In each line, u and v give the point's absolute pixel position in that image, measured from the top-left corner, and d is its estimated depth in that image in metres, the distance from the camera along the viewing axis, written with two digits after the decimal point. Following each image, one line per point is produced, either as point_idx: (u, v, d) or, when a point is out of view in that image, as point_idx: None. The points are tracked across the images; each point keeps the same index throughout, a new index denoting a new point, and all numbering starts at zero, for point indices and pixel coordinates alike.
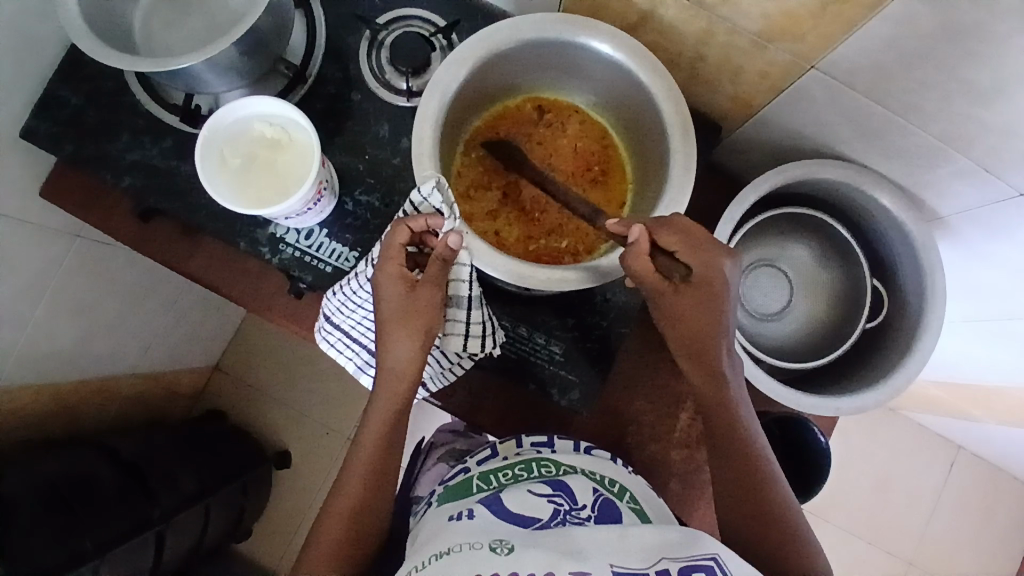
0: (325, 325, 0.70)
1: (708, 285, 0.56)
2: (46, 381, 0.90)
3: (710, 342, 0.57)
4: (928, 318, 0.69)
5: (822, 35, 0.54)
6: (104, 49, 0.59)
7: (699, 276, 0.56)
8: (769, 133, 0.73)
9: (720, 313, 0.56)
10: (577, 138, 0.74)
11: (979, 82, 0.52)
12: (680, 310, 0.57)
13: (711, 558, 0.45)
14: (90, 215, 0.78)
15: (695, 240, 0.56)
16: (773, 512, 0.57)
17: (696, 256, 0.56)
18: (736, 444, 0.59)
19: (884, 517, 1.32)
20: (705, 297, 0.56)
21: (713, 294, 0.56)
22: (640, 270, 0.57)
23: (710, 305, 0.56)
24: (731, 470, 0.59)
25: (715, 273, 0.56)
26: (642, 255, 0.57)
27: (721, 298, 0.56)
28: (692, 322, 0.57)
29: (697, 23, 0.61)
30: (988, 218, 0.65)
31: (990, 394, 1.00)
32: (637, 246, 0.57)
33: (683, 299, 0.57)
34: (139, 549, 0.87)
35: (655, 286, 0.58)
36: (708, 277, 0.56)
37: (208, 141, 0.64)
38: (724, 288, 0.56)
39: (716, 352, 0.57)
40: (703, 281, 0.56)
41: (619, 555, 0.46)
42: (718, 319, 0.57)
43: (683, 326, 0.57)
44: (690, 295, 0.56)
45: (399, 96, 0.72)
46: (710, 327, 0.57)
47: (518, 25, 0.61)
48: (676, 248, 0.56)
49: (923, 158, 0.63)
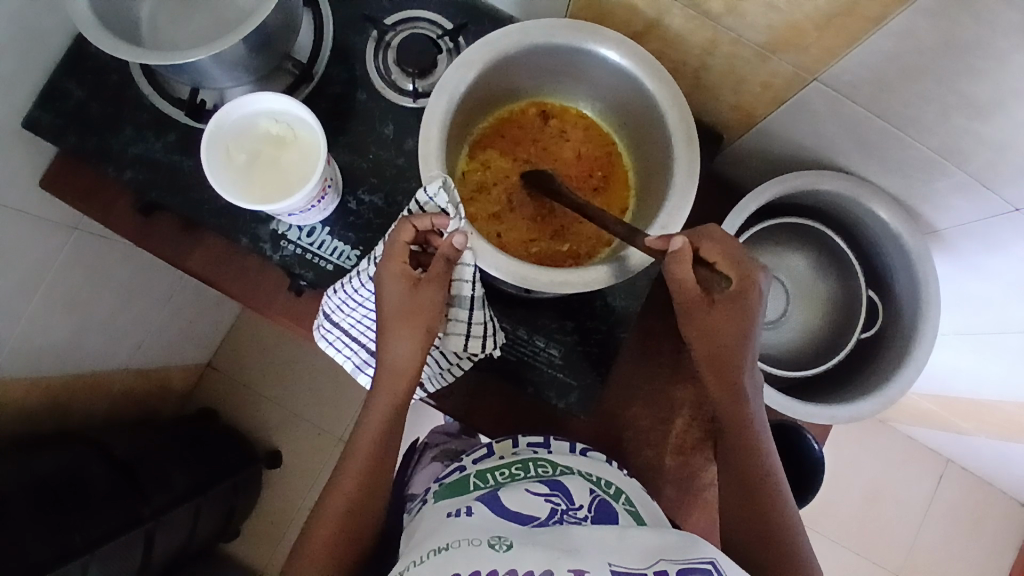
0: (324, 323, 0.70)
1: (744, 297, 0.58)
2: (40, 375, 0.89)
3: (735, 354, 0.59)
4: (922, 329, 0.70)
5: (824, 48, 0.56)
6: (112, 40, 0.59)
7: (736, 288, 0.58)
8: (769, 144, 0.74)
9: (749, 325, 0.59)
10: (581, 144, 0.74)
11: (976, 98, 0.53)
12: (712, 321, 0.59)
13: (708, 561, 0.46)
14: (90, 206, 0.77)
15: (735, 253, 0.58)
16: (774, 530, 0.57)
17: (734, 268, 0.58)
18: (745, 457, 0.60)
19: (873, 527, 1.33)
20: (737, 308, 0.58)
21: (747, 306, 0.58)
22: (683, 278, 0.58)
23: (740, 318, 0.58)
24: (736, 485, 0.60)
25: (751, 284, 0.58)
26: (685, 262, 0.57)
27: (752, 311, 0.59)
28: (722, 333, 0.59)
29: (703, 33, 0.62)
30: (982, 232, 0.67)
31: (980, 407, 1.02)
32: (680, 254, 0.57)
33: (716, 309, 0.59)
34: (128, 548, 0.86)
35: (690, 296, 0.59)
36: (745, 291, 0.58)
37: (214, 136, 0.64)
38: (757, 300, 0.59)
39: (737, 364, 0.59)
40: (740, 293, 0.58)
41: (617, 555, 0.46)
42: (747, 331, 0.59)
43: (712, 337, 0.59)
44: (726, 307, 0.58)
45: (404, 97, 0.73)
46: (738, 338, 0.59)
47: (526, 29, 0.62)
48: (717, 260, 0.58)
49: (921, 172, 0.64)
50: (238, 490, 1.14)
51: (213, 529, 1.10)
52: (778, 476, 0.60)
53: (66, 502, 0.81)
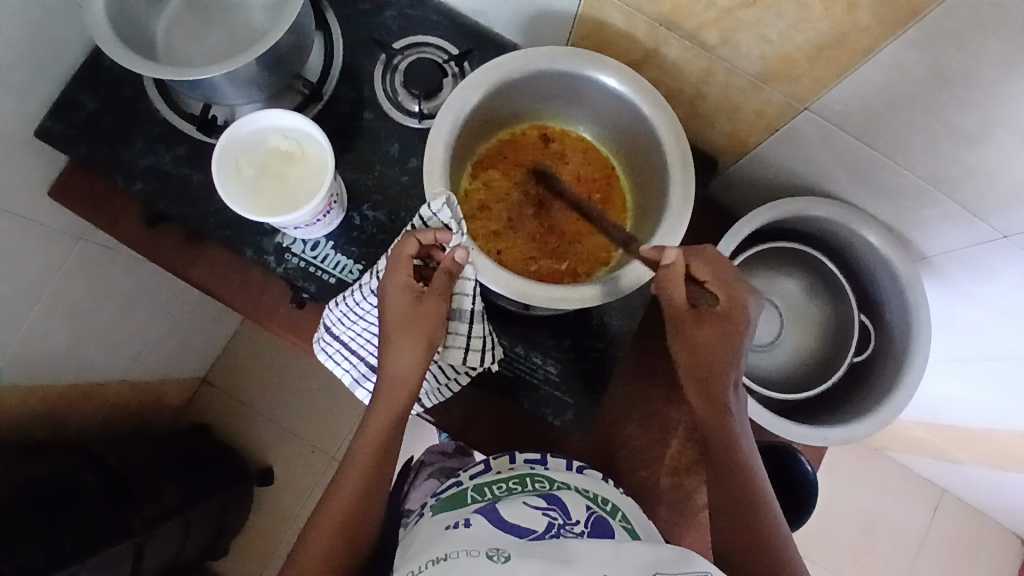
0: (324, 336, 0.71)
1: (731, 318, 0.59)
2: (38, 383, 0.89)
3: (719, 371, 0.60)
4: (913, 354, 0.71)
5: (815, 78, 0.59)
6: (130, 55, 0.61)
7: (725, 309, 0.59)
8: (763, 171, 0.76)
9: (736, 345, 0.60)
10: (581, 167, 0.76)
11: (960, 129, 0.55)
12: (698, 336, 0.60)
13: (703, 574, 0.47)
14: (98, 215, 0.79)
15: (727, 274, 0.59)
16: (765, 540, 0.57)
17: (722, 287, 0.59)
18: (733, 468, 0.60)
19: (868, 558, 1.32)
20: (726, 328, 0.59)
21: (734, 326, 0.59)
22: (672, 291, 0.59)
23: (727, 337, 0.60)
24: (724, 493, 0.60)
25: (740, 307, 0.59)
26: (676, 277, 0.59)
27: (739, 331, 0.60)
28: (711, 351, 0.60)
29: (699, 63, 0.65)
30: (970, 258, 0.68)
31: (973, 435, 1.02)
32: (671, 268, 0.58)
33: (705, 326, 0.60)
34: (118, 559, 0.85)
35: (680, 310, 0.60)
36: (733, 311, 0.59)
37: (225, 150, 0.66)
38: (745, 322, 0.60)
39: (722, 382, 0.60)
40: (727, 314, 0.59)
41: (613, 566, 0.47)
42: (733, 351, 0.60)
43: (701, 352, 0.60)
44: (712, 324, 0.60)
45: (410, 117, 0.75)
46: (727, 358, 0.60)
47: (530, 55, 0.64)
48: (708, 279, 0.59)
49: (910, 199, 0.67)
50: (230, 505, 1.13)
51: (202, 545, 1.08)
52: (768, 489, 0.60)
53: (57, 510, 0.81)
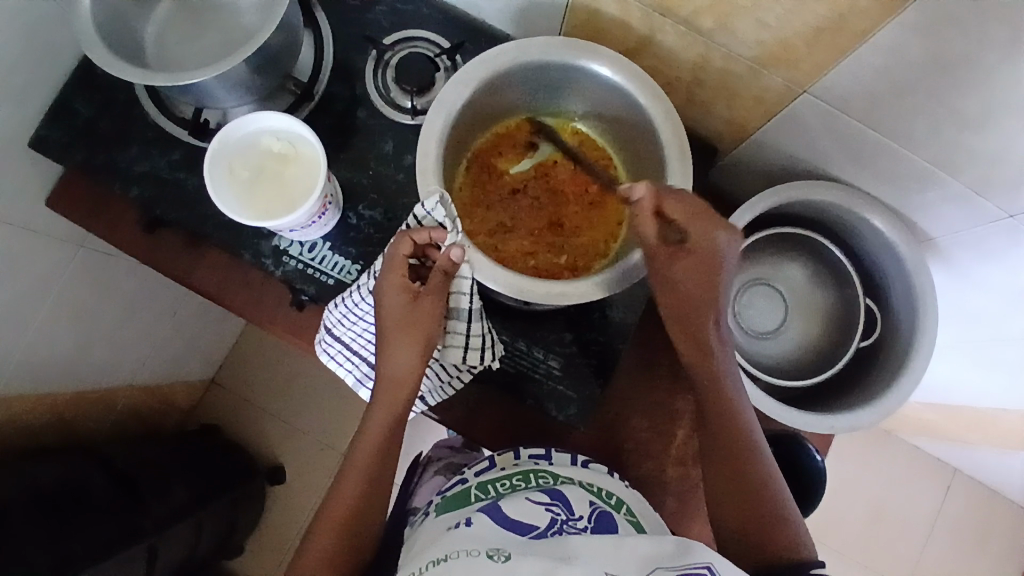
0: (325, 337, 0.70)
1: (700, 252, 0.60)
2: (45, 390, 0.90)
3: (698, 308, 0.61)
4: (920, 337, 0.70)
5: (814, 62, 0.57)
6: (119, 62, 0.61)
7: (695, 244, 0.60)
8: (763, 156, 0.75)
9: (711, 279, 0.61)
10: (577, 158, 0.73)
11: (963, 110, 0.54)
12: (672, 272, 0.61)
13: (705, 567, 0.48)
14: (96, 222, 0.79)
15: (697, 211, 0.60)
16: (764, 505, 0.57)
17: (694, 223, 0.59)
18: (726, 429, 0.60)
19: (879, 541, 1.31)
20: (699, 262, 0.61)
21: (705, 261, 0.60)
22: (642, 228, 0.60)
23: (699, 270, 0.61)
24: (717, 455, 0.60)
25: (710, 240, 0.60)
26: (645, 215, 0.59)
27: (713, 265, 0.61)
28: (686, 286, 0.61)
29: (695, 49, 0.64)
30: (976, 240, 0.67)
31: (984, 416, 1.01)
32: (640, 205, 0.59)
33: (680, 262, 0.61)
34: (131, 562, 0.86)
35: (651, 247, 0.61)
36: (702, 246, 0.60)
37: (217, 154, 0.65)
38: (717, 257, 0.60)
39: (704, 321, 0.61)
40: (697, 248, 0.60)
41: (615, 564, 0.49)
42: (708, 286, 0.61)
43: (679, 289, 0.61)
44: (685, 260, 0.60)
45: (404, 114, 0.74)
46: (704, 291, 0.61)
47: (522, 48, 0.63)
48: (678, 216, 0.59)
49: (913, 181, 0.65)
50: (241, 505, 1.14)
51: (215, 545, 1.09)
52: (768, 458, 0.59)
53: (67, 514, 0.82)
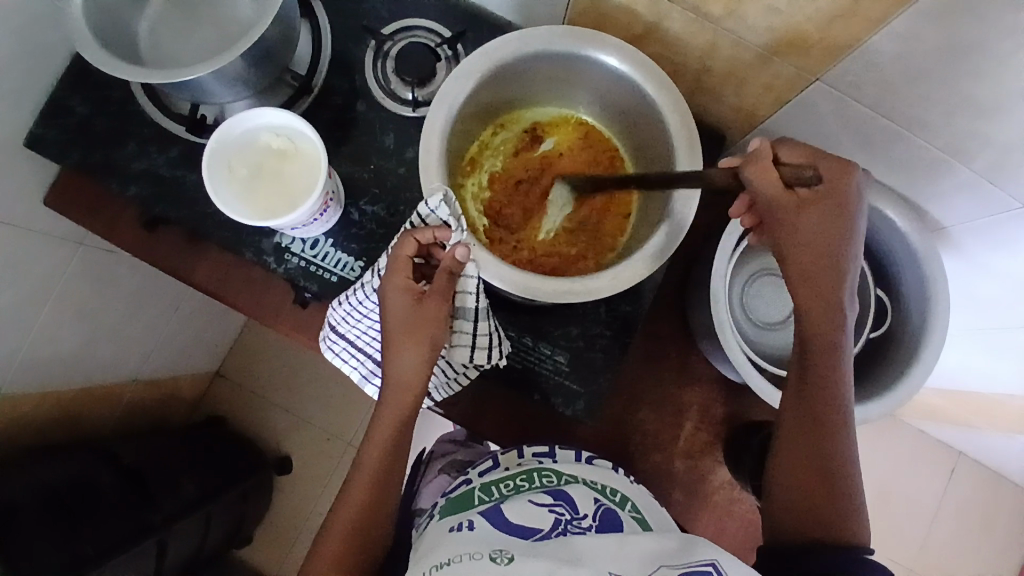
0: (330, 335, 0.70)
1: (834, 197, 0.55)
2: (50, 388, 0.90)
3: (830, 257, 0.56)
4: (931, 328, 0.69)
5: (826, 49, 0.55)
6: (112, 59, 0.60)
7: (832, 188, 0.55)
8: (773, 144, 0.73)
9: (842, 225, 0.56)
10: (583, 152, 0.74)
11: (980, 98, 0.52)
12: (797, 220, 0.56)
13: (709, 564, 0.49)
14: (95, 221, 0.78)
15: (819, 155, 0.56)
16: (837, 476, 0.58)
17: (819, 164, 0.55)
18: (820, 393, 0.58)
19: (884, 524, 1.32)
20: (835, 207, 0.55)
21: (840, 204, 0.55)
22: (766, 181, 0.54)
23: (830, 216, 0.55)
24: (807, 414, 0.59)
25: (846, 181, 0.55)
26: (766, 166, 0.53)
27: (846, 208, 0.56)
28: (816, 236, 0.56)
29: (703, 36, 0.62)
30: (988, 229, 0.66)
31: (992, 402, 1.00)
32: (759, 156, 0.54)
33: (809, 208, 0.55)
34: (142, 557, 0.87)
35: (778, 198, 0.55)
36: (837, 189, 0.55)
37: (215, 152, 0.64)
38: (851, 199, 0.55)
39: (835, 274, 0.56)
40: (829, 194, 0.55)
41: (619, 564, 0.49)
42: (839, 232, 0.56)
43: (807, 240, 0.56)
44: (816, 207, 0.55)
45: (404, 106, 0.72)
46: (830, 242, 0.56)
47: (527, 37, 0.61)
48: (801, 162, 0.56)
49: (926, 170, 0.64)
50: (250, 497, 1.15)
51: (225, 536, 1.10)
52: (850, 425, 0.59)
53: (77, 515, 0.82)
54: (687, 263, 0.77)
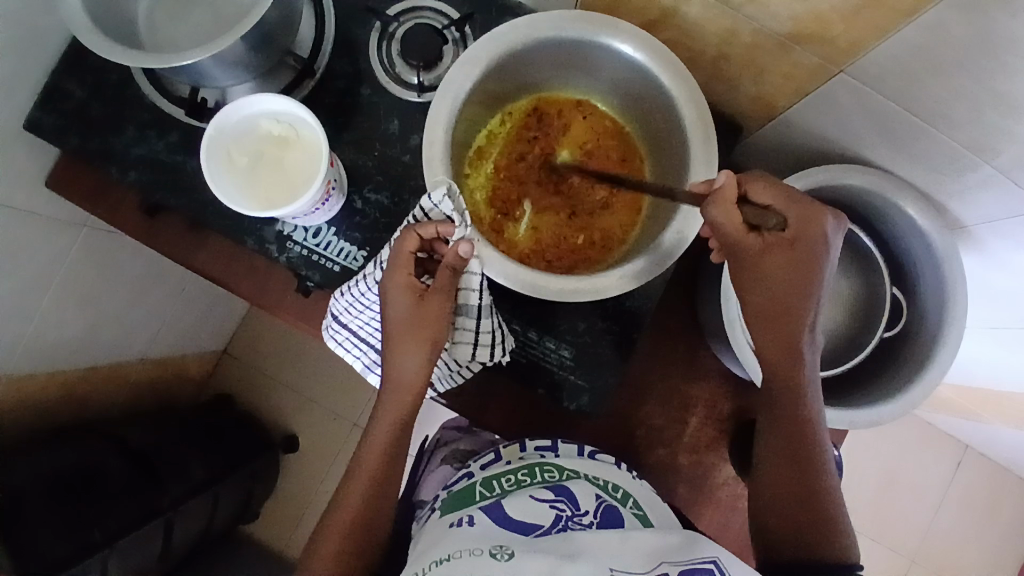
0: (333, 324, 0.69)
1: (803, 243, 0.56)
2: (55, 369, 0.90)
3: (794, 306, 0.57)
4: (947, 330, 0.67)
5: (851, 40, 0.53)
6: (109, 44, 0.58)
7: (795, 231, 0.56)
8: (790, 135, 0.71)
9: (810, 272, 0.56)
10: (594, 142, 0.71)
11: (1012, 95, 0.49)
12: (763, 264, 0.56)
13: (710, 561, 0.49)
14: (96, 205, 0.77)
15: (792, 196, 0.56)
16: (824, 510, 0.59)
17: (790, 209, 0.56)
18: (793, 431, 0.60)
19: (887, 514, 1.31)
20: (798, 252, 0.56)
21: (807, 250, 0.56)
22: (725, 220, 0.54)
23: (798, 262, 0.56)
24: (781, 449, 0.61)
25: (814, 228, 0.56)
26: (728, 203, 0.54)
27: (815, 257, 0.56)
28: (780, 281, 0.56)
29: (721, 22, 0.59)
30: (1010, 229, 0.63)
31: (1002, 399, 0.99)
32: (724, 192, 0.54)
33: (772, 250, 0.56)
34: (148, 537, 0.89)
35: (741, 240, 0.55)
36: (805, 234, 0.56)
37: (214, 139, 0.63)
38: (820, 246, 0.56)
39: (799, 317, 0.57)
40: (797, 238, 0.56)
41: (619, 559, 0.48)
42: (805, 279, 0.56)
43: (772, 287, 0.56)
44: (781, 252, 0.56)
45: (410, 91, 0.70)
46: (797, 289, 0.56)
47: (535, 22, 0.59)
48: (770, 203, 0.56)
49: (948, 166, 0.61)
50: (256, 476, 1.16)
51: (232, 515, 1.12)
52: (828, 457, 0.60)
53: (83, 500, 0.83)
54: (697, 256, 0.75)
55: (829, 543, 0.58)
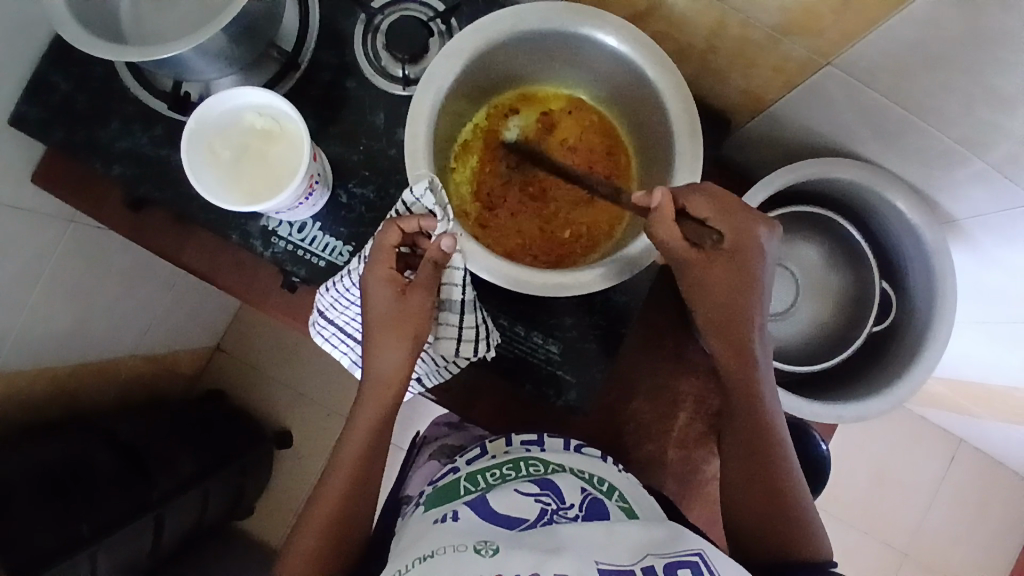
0: (319, 320, 0.68)
1: (740, 252, 0.57)
2: (44, 365, 0.90)
3: (739, 315, 0.58)
4: (936, 325, 0.67)
5: (839, 32, 0.52)
6: (91, 39, 0.57)
7: (734, 244, 0.56)
8: (780, 128, 0.70)
9: (750, 282, 0.57)
10: (581, 136, 0.70)
11: (1000, 87, 0.49)
12: (708, 278, 0.57)
13: (695, 554, 0.49)
14: (82, 200, 0.76)
15: (727, 205, 0.56)
16: (795, 516, 0.58)
17: (726, 221, 0.56)
18: (757, 440, 0.60)
19: (880, 509, 1.32)
20: (735, 265, 0.57)
21: (745, 260, 0.57)
22: (667, 236, 0.56)
23: (738, 273, 0.57)
24: (745, 458, 0.60)
25: (749, 238, 0.56)
26: (667, 221, 0.55)
27: (753, 263, 0.57)
28: (723, 293, 0.57)
29: (709, 13, 0.59)
30: (1000, 224, 0.63)
31: (994, 394, 0.99)
32: (661, 211, 0.55)
33: (715, 265, 0.57)
34: (139, 533, 0.88)
35: (683, 255, 0.57)
36: (742, 244, 0.57)
37: (196, 131, 0.62)
38: (757, 254, 0.57)
39: (745, 327, 0.58)
40: (735, 248, 0.57)
41: (604, 553, 0.48)
42: (748, 289, 0.57)
43: (716, 299, 0.58)
44: (721, 263, 0.57)
45: (396, 84, 0.70)
46: (740, 298, 0.57)
47: (520, 14, 0.58)
48: (708, 215, 0.56)
49: (938, 160, 0.60)
50: (248, 472, 1.16)
51: (224, 510, 1.12)
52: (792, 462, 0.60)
53: (72, 495, 0.83)
54: None
55: (802, 544, 0.58)
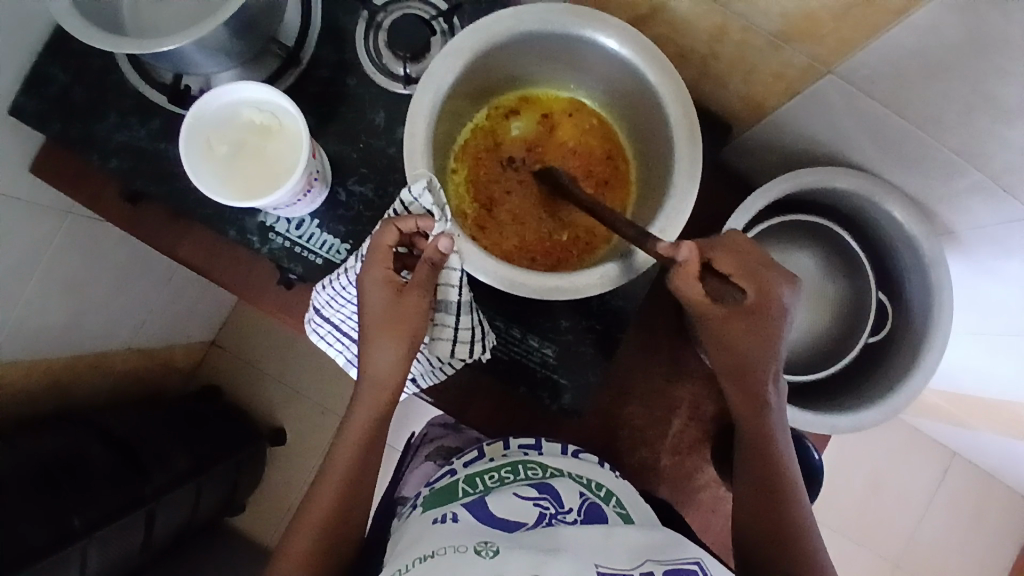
0: (314, 317, 0.68)
1: (764, 311, 0.57)
2: (37, 358, 0.89)
3: (756, 368, 0.59)
4: (932, 336, 0.67)
5: (840, 39, 0.52)
6: (90, 30, 0.57)
7: (757, 302, 0.57)
8: (780, 136, 0.70)
9: (770, 338, 0.58)
10: (580, 139, 0.70)
11: (1003, 98, 0.49)
12: (726, 332, 0.58)
13: (694, 562, 0.50)
14: (78, 192, 0.76)
15: (752, 264, 0.57)
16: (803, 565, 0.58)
17: (751, 281, 0.57)
18: (766, 482, 0.61)
19: (873, 518, 1.32)
20: (757, 322, 0.57)
21: (767, 318, 0.57)
22: (690, 292, 0.57)
23: (758, 330, 0.57)
24: (753, 501, 0.61)
25: (773, 298, 0.57)
26: (690, 277, 0.56)
27: (775, 321, 0.57)
28: (740, 347, 0.58)
29: (712, 18, 0.58)
30: (998, 237, 0.63)
31: (988, 405, 0.99)
32: (686, 265, 0.55)
33: (737, 320, 0.57)
34: (130, 527, 0.88)
35: (704, 309, 0.58)
36: (765, 303, 0.57)
37: (193, 127, 0.62)
38: (779, 313, 0.57)
39: (761, 377, 0.59)
40: (758, 306, 0.57)
41: (603, 556, 0.48)
42: (766, 345, 0.58)
43: (734, 352, 0.59)
44: (741, 320, 0.57)
45: (396, 82, 0.69)
46: (758, 353, 0.58)
47: (521, 15, 0.58)
48: (732, 272, 0.57)
49: (938, 171, 0.60)
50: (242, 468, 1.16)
51: (216, 506, 1.11)
52: (801, 507, 0.61)
53: (65, 486, 0.82)
54: None
55: None
